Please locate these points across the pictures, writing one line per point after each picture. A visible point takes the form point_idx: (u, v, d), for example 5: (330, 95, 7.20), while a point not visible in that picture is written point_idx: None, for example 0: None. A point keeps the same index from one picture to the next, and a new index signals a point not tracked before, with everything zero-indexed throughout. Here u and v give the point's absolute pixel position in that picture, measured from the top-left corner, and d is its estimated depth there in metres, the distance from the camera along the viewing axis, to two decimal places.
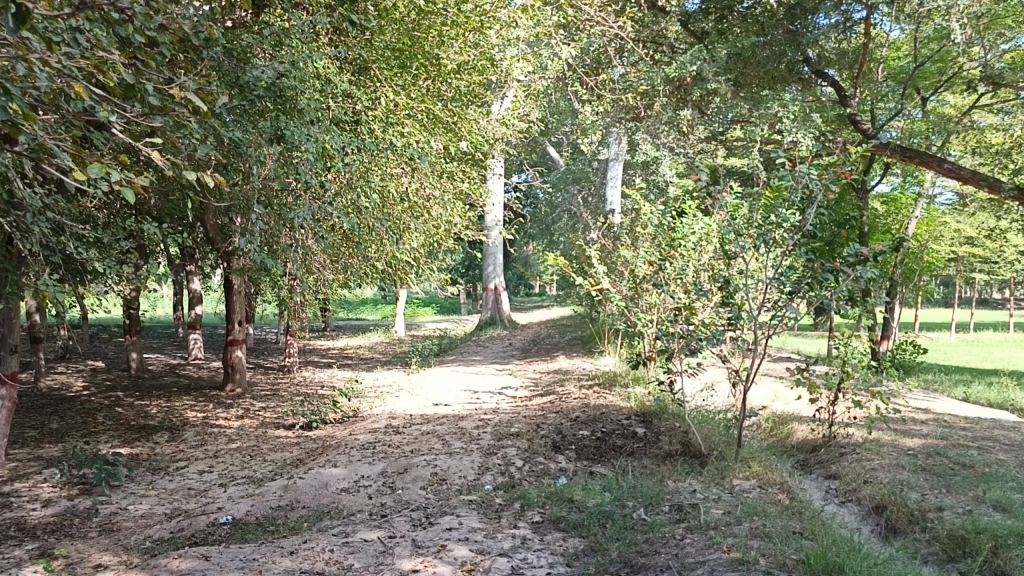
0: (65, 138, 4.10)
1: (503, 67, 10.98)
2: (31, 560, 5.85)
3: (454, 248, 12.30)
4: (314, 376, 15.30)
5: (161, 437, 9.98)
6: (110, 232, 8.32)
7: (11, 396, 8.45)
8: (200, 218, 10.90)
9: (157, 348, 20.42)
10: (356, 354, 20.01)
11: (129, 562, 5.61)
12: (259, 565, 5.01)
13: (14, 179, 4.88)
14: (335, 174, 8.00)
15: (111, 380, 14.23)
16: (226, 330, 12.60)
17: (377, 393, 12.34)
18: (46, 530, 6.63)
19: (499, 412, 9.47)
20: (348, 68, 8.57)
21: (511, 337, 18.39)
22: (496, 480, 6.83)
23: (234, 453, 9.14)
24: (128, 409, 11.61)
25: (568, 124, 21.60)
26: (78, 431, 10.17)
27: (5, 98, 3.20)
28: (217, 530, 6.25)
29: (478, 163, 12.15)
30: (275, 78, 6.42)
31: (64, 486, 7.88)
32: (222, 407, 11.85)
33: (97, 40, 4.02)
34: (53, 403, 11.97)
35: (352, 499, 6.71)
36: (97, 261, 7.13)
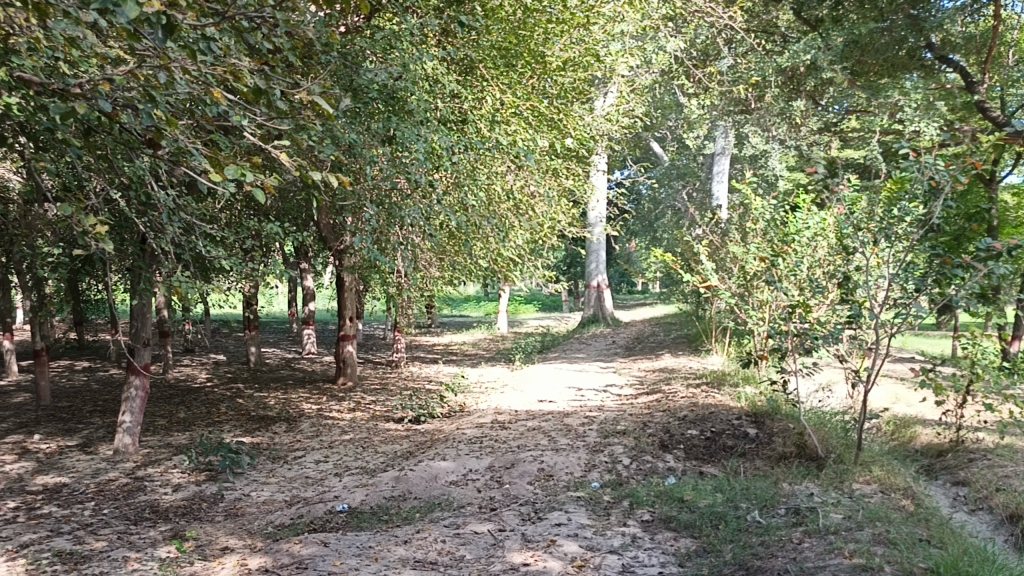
0: (200, 142, 4.32)
1: (608, 62, 10.93)
2: (165, 540, 6.26)
3: (557, 245, 12.32)
4: (421, 371, 15.62)
5: (279, 428, 10.41)
6: (234, 231, 8.73)
7: (145, 386, 9.02)
8: (314, 218, 11.30)
9: (274, 342, 21.33)
10: (460, 350, 20.28)
11: (253, 546, 5.93)
12: (375, 553, 5.23)
13: (151, 183, 5.21)
14: (443, 174, 8.15)
15: (232, 372, 14.92)
16: (338, 326, 12.99)
17: (482, 389, 12.51)
18: (177, 513, 7.03)
19: (605, 409, 9.43)
20: (455, 70, 8.76)
21: (616, 335, 18.20)
22: (603, 478, 6.80)
23: (348, 444, 9.44)
24: (249, 400, 12.17)
25: (674, 118, 21.31)
26: (203, 421, 10.74)
27: (149, 107, 3.45)
28: (335, 517, 6.51)
29: (582, 159, 12.10)
30: (387, 80, 6.63)
31: (192, 472, 8.32)
32: (335, 399, 12.26)
33: (231, 48, 4.23)
34: (180, 394, 12.68)
35: (462, 492, 6.83)
36: (222, 258, 7.51)
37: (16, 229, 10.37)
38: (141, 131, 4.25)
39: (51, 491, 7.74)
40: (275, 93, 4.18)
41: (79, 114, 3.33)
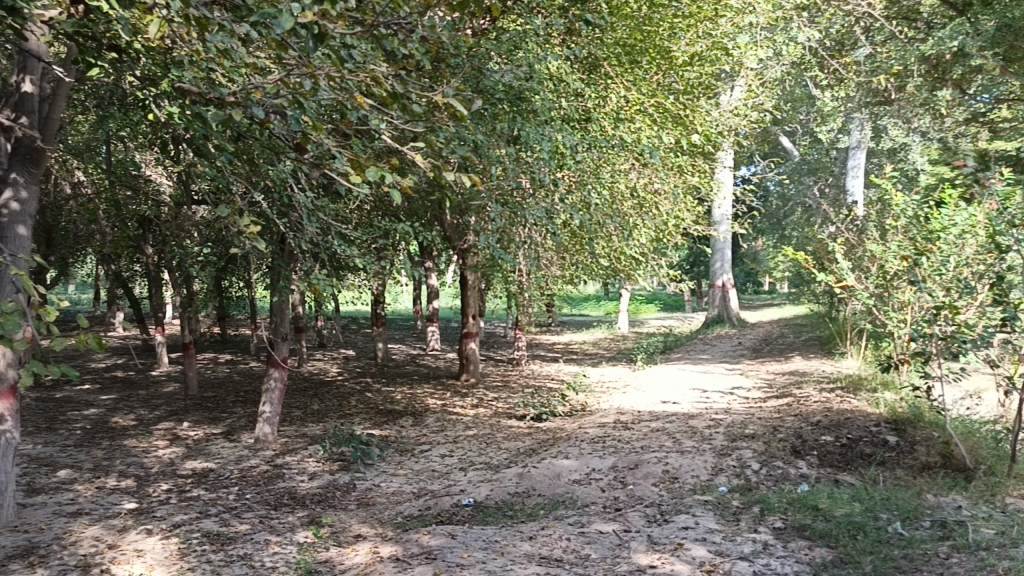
0: (342, 145, 4.50)
1: (736, 55, 10.66)
2: (303, 526, 6.57)
3: (682, 243, 12.10)
4: (543, 369, 15.70)
5: (406, 421, 10.73)
6: (366, 231, 9.05)
7: (283, 378, 9.50)
8: (439, 217, 11.57)
9: (400, 338, 21.99)
10: (581, 349, 20.25)
11: (385, 535, 6.14)
12: (502, 547, 5.33)
13: (292, 185, 5.50)
14: (567, 172, 8.16)
15: (362, 367, 15.48)
16: (461, 323, 13.23)
17: (604, 389, 12.45)
18: (313, 500, 7.36)
19: (732, 412, 9.19)
20: (580, 68, 8.77)
21: (742, 336, 17.71)
22: (731, 482, 6.63)
23: (472, 440, 9.61)
24: (377, 394, 12.59)
25: (805, 111, 20.54)
26: (335, 413, 11.21)
27: (296, 113, 3.66)
28: (461, 511, 6.64)
29: (708, 156, 11.85)
30: (513, 80, 6.71)
31: (325, 462, 8.70)
32: (458, 395, 12.51)
33: (371, 53, 4.39)
34: (313, 386, 13.26)
35: (586, 491, 6.83)
36: (356, 257, 7.81)
37: (169, 230, 11.14)
38: (287, 136, 4.47)
39: (199, 474, 8.26)
40: (410, 96, 4.30)
41: (234, 121, 3.58)
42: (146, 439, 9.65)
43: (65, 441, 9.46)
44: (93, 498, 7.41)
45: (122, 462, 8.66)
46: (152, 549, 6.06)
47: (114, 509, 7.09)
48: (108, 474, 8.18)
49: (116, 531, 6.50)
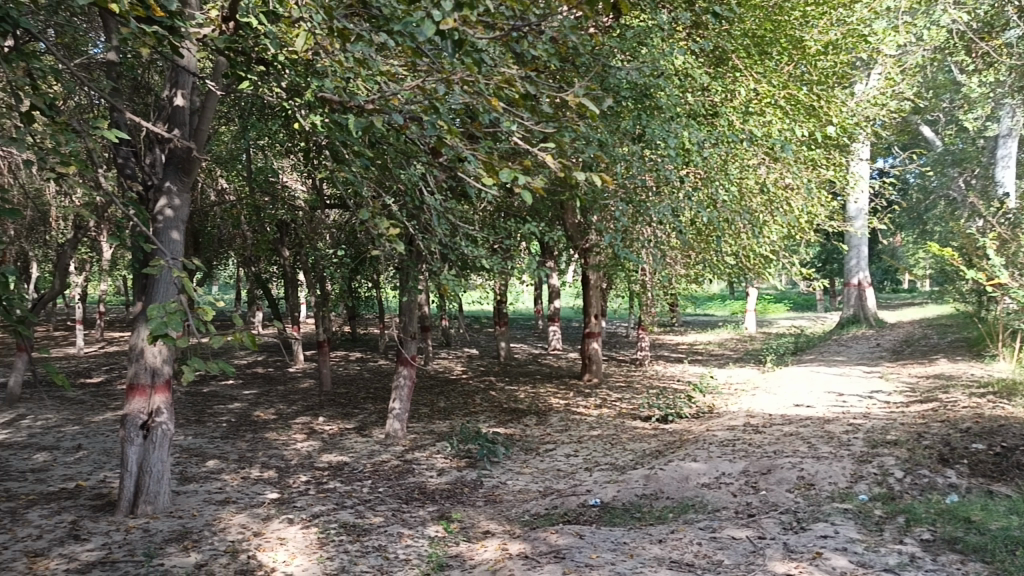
0: (475, 147, 4.56)
1: (873, 42, 10.15)
2: (434, 520, 6.74)
3: (814, 240, 11.63)
4: (667, 370, 15.46)
5: (531, 420, 10.80)
6: (491, 232, 9.17)
7: (411, 376, 9.78)
8: (562, 217, 11.58)
9: (522, 338, 22.16)
10: (706, 350, 19.79)
11: (513, 532, 6.21)
12: (630, 549, 5.28)
13: (423, 188, 5.64)
14: (693, 168, 8.00)
15: (485, 366, 15.71)
16: (584, 323, 13.21)
17: (732, 391, 12.13)
18: (443, 496, 7.52)
19: (871, 417, 8.76)
20: (707, 62, 8.60)
21: (880, 337, 16.84)
22: (872, 491, 6.31)
23: (596, 440, 9.58)
24: (501, 393, 12.74)
25: (950, 99, 19.28)
26: (461, 410, 11.43)
27: (432, 117, 3.75)
28: (588, 511, 6.63)
29: (843, 148, 11.33)
30: (639, 77, 6.64)
31: (453, 458, 8.88)
32: (582, 395, 12.49)
33: (502, 56, 4.42)
34: (439, 384, 13.57)
35: (716, 495, 6.66)
36: (483, 257, 7.92)
37: (305, 233, 11.67)
38: (422, 142, 4.58)
39: (335, 467, 8.61)
40: (541, 97, 4.31)
41: (374, 126, 3.71)
42: (285, 433, 10.15)
43: (213, 433, 10.08)
44: (239, 487, 7.86)
45: (264, 453, 9.14)
46: (294, 537, 6.36)
47: (259, 498, 7.49)
48: (252, 465, 8.66)
49: (261, 519, 6.86)
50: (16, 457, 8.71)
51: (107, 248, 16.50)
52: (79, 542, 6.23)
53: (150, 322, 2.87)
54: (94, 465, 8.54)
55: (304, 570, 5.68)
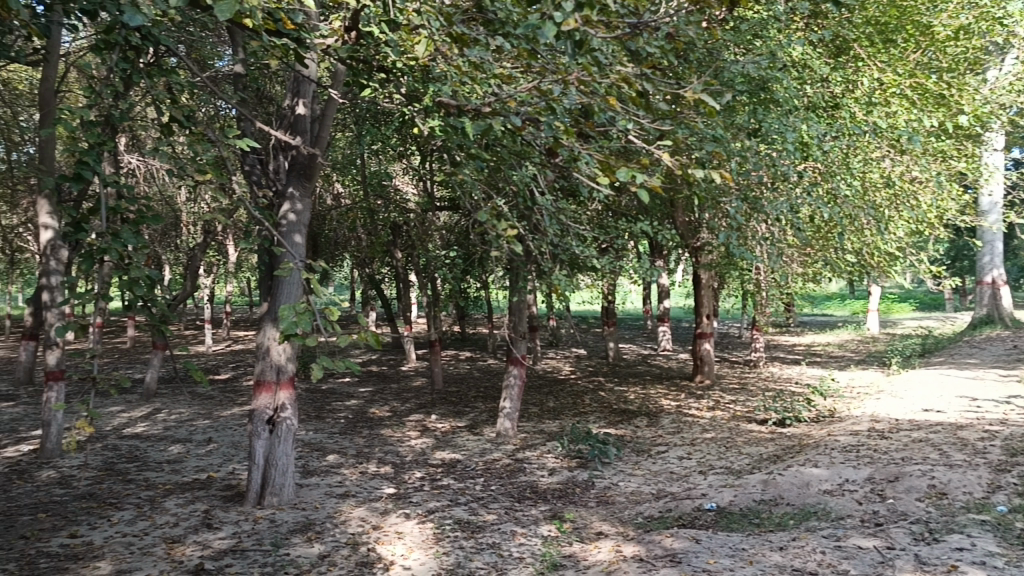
0: (591, 147, 4.54)
1: (1010, 24, 9.54)
2: (546, 520, 6.76)
3: (944, 236, 11.03)
4: (783, 372, 14.99)
5: (641, 422, 10.68)
6: (601, 231, 9.14)
7: (522, 375, 9.89)
8: (672, 215, 11.42)
9: (630, 338, 21.96)
10: (824, 351, 19.06)
11: (626, 534, 6.17)
12: (749, 556, 5.15)
13: (536, 188, 5.67)
14: (813, 163, 7.73)
15: (595, 366, 15.65)
16: (695, 323, 12.97)
17: (854, 394, 11.64)
18: (555, 495, 7.54)
19: (1010, 423, 8.22)
20: (827, 53, 8.32)
21: (1017, 338, 15.79)
22: (1013, 502, 5.91)
23: (710, 443, 9.39)
24: (610, 394, 12.66)
25: None
26: (571, 410, 11.43)
27: (550, 117, 3.77)
28: (703, 515, 6.51)
29: (976, 139, 10.70)
30: (755, 70, 6.48)
31: (564, 458, 8.88)
32: (694, 397, 12.27)
33: (620, 54, 4.39)
34: (549, 384, 13.62)
35: (840, 502, 6.40)
36: (593, 257, 7.91)
37: (417, 235, 11.92)
38: (538, 143, 4.60)
39: (448, 465, 8.77)
40: (658, 94, 4.25)
41: (494, 127, 3.77)
42: (400, 430, 10.41)
43: (332, 428, 10.45)
44: (357, 481, 8.11)
45: (380, 449, 9.41)
46: (411, 532, 6.52)
47: (376, 493, 7.71)
48: (369, 460, 8.93)
49: (379, 513, 7.06)
50: (154, 449, 9.28)
51: (231, 250, 17.38)
52: (212, 530, 6.58)
53: (282, 322, 3.04)
54: (223, 457, 9.00)
55: (422, 564, 5.81)
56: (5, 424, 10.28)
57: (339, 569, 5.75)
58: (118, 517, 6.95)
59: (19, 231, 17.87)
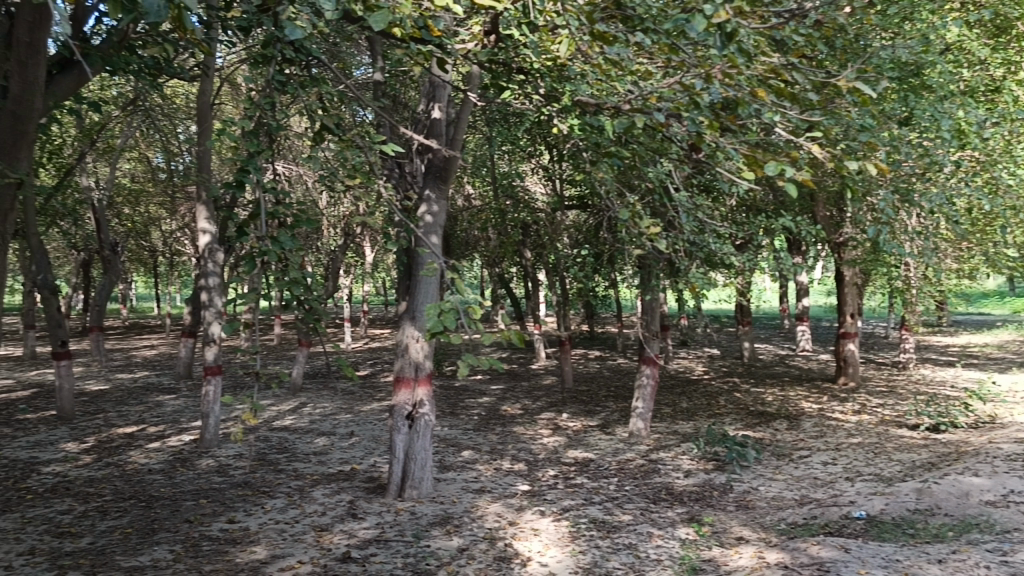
0: (736, 140, 4.42)
1: None
2: (684, 522, 6.66)
3: None
4: (935, 374, 14.10)
5: (781, 424, 10.31)
6: (737, 228, 8.91)
7: (655, 375, 9.79)
8: (812, 210, 10.98)
9: (766, 338, 21.24)
10: (982, 353, 17.77)
11: (768, 541, 5.98)
12: (905, 567, 4.88)
13: (673, 184, 5.59)
14: (972, 151, 7.25)
15: (729, 366, 15.25)
16: (838, 322, 12.41)
17: (1018, 399, 10.80)
18: (691, 498, 7.40)
19: None
20: (986, 34, 7.80)
21: None
22: None
23: (857, 448, 8.95)
24: (747, 395, 12.30)
25: None
26: (705, 412, 11.18)
27: (695, 110, 3.71)
28: (851, 523, 6.23)
29: None
30: (907, 55, 6.16)
31: (700, 460, 8.70)
32: (837, 400, 11.74)
33: (765, 44, 4.26)
34: (682, 385, 13.38)
35: (1005, 515, 5.96)
36: (730, 255, 7.72)
37: (548, 234, 11.99)
38: (681, 138, 4.52)
39: (582, 463, 8.78)
40: (808, 83, 4.09)
41: (639, 124, 3.76)
42: (532, 428, 10.51)
43: (466, 424, 10.69)
44: (493, 477, 8.25)
45: (514, 447, 9.53)
46: (546, 529, 6.56)
47: (512, 489, 7.81)
48: (503, 457, 9.06)
49: (515, 510, 7.14)
50: (301, 441, 9.77)
51: (368, 252, 18.08)
52: (357, 520, 6.86)
53: (428, 320, 2.98)
54: (365, 450, 9.37)
55: (558, 561, 5.84)
56: (170, 415, 11.11)
57: (477, 562, 5.87)
58: (271, 504, 7.36)
59: (178, 236, 19.28)
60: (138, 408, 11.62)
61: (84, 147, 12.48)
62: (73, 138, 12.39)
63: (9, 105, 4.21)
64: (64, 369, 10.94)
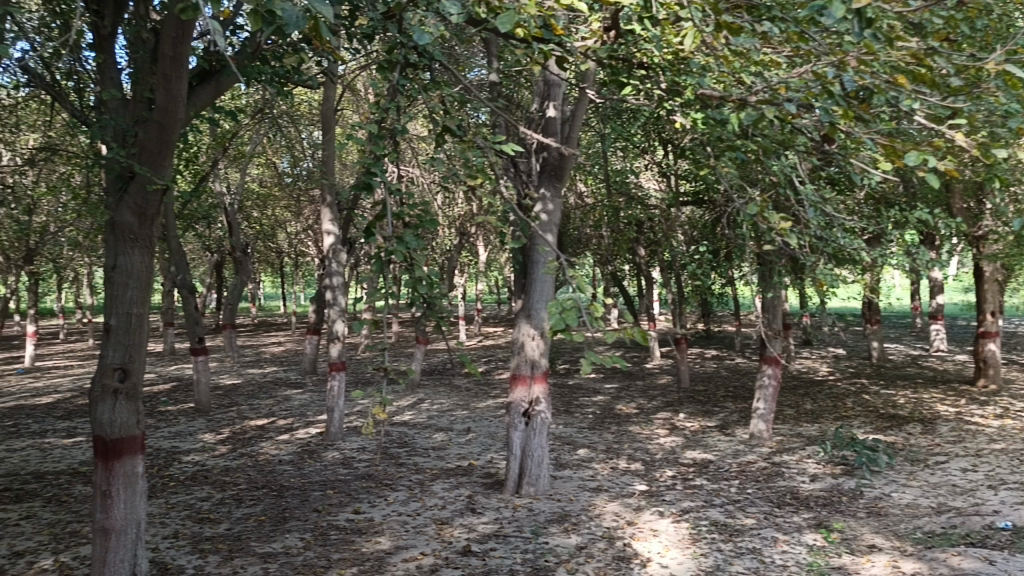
0: (872, 131, 4.22)
1: None
2: (811, 528, 6.42)
3: None
4: None
5: (914, 428, 9.79)
6: (866, 222, 8.52)
7: (777, 375, 9.51)
8: (947, 202, 10.38)
9: (896, 338, 20.20)
10: None
11: (904, 549, 5.71)
12: None
13: (797, 178, 5.41)
14: None
15: (855, 367, 14.61)
16: (977, 321, 11.69)
17: None
18: (818, 503, 7.13)
19: None
20: None
21: None
22: None
23: (1001, 455, 8.39)
24: (876, 397, 11.75)
25: None
26: (831, 414, 10.75)
27: (828, 101, 3.57)
28: (996, 535, 5.86)
29: None
30: None
31: (827, 464, 8.38)
32: (976, 403, 11.04)
33: (904, 29, 4.05)
34: (805, 386, 12.91)
35: None
36: (859, 250, 7.40)
37: (663, 232, 11.83)
38: (811, 129, 4.35)
39: (701, 464, 8.61)
40: (952, 68, 3.85)
41: (768, 117, 3.66)
42: (649, 427, 10.39)
43: (581, 423, 10.68)
44: (610, 476, 8.21)
45: (631, 446, 9.45)
46: (666, 530, 6.47)
47: (629, 489, 7.75)
48: (619, 456, 8.99)
49: (633, 510, 7.08)
50: (420, 436, 10.01)
51: (482, 251, 18.33)
52: (476, 514, 6.97)
53: (550, 317, 2.91)
54: (482, 446, 9.50)
55: (679, 563, 5.74)
56: (297, 409, 11.61)
57: (596, 561, 5.85)
58: (394, 496, 7.58)
59: (302, 237, 20.13)
60: (268, 402, 12.21)
61: (217, 154, 13.20)
62: (207, 146, 13.12)
63: (155, 115, 4.50)
64: (200, 364, 11.60)
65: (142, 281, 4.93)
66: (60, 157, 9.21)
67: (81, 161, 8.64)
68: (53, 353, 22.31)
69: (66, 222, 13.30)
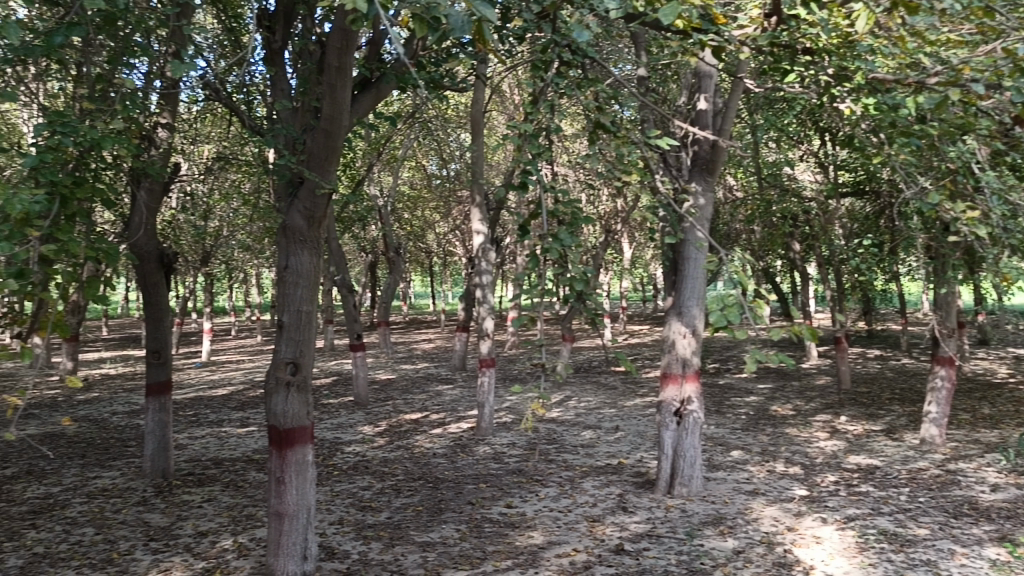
0: None
1: None
2: (993, 541, 5.95)
3: None
4: None
5: None
6: None
7: (951, 377, 8.93)
8: None
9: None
10: None
11: None
12: None
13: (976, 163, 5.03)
14: None
15: None
16: None
17: None
18: (1001, 515, 6.59)
19: None
20: None
21: None
22: None
23: None
24: None
25: None
26: (1014, 419, 9.91)
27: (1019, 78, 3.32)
28: None
29: None
30: None
31: (1010, 473, 7.73)
32: None
33: None
34: (981, 388, 11.96)
35: None
36: None
37: (820, 226, 11.32)
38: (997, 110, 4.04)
39: (866, 470, 8.16)
40: None
41: (952, 96, 3.44)
42: (807, 430, 9.96)
43: (734, 423, 10.40)
44: (766, 479, 7.93)
45: (788, 449, 9.10)
46: (830, 538, 6.18)
47: (788, 493, 7.45)
48: (776, 459, 8.67)
49: (793, 515, 6.80)
50: (569, 433, 10.05)
51: (627, 248, 18.18)
52: (628, 513, 6.92)
53: (711, 314, 2.89)
54: (631, 445, 9.43)
55: (846, 573, 5.47)
56: (448, 404, 11.96)
57: (755, 566, 5.66)
58: (544, 492, 7.65)
59: (451, 237, 20.71)
60: (421, 396, 12.64)
61: (372, 159, 13.80)
62: (363, 152, 13.74)
63: (322, 124, 4.74)
64: (359, 359, 12.17)
65: (310, 281, 5.22)
66: (232, 165, 9.92)
67: (252, 170, 9.26)
68: (226, 349, 24.07)
69: (238, 227, 14.31)
